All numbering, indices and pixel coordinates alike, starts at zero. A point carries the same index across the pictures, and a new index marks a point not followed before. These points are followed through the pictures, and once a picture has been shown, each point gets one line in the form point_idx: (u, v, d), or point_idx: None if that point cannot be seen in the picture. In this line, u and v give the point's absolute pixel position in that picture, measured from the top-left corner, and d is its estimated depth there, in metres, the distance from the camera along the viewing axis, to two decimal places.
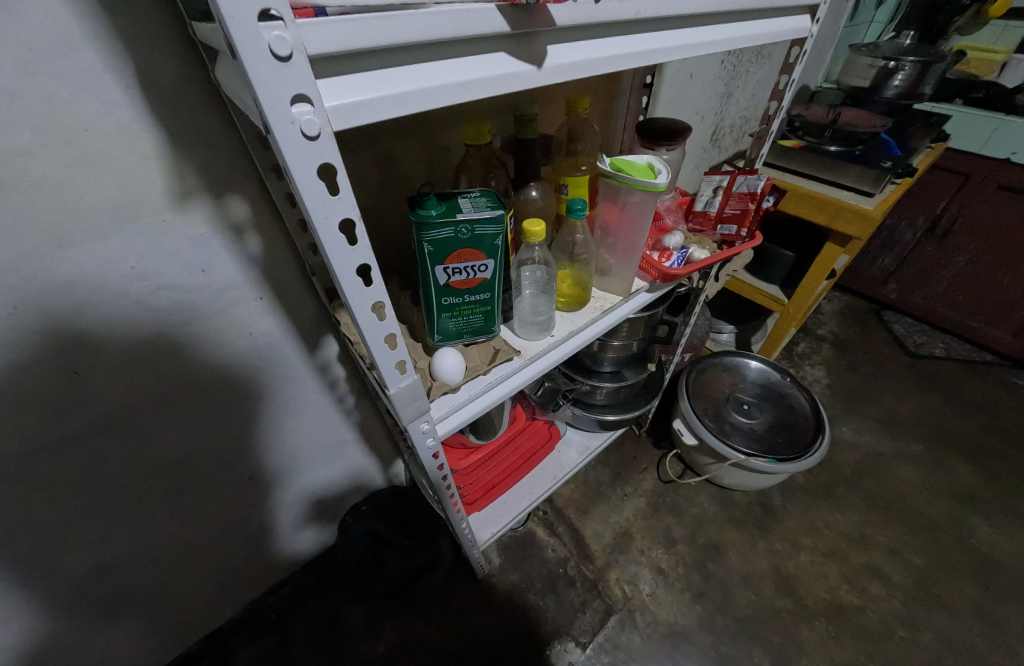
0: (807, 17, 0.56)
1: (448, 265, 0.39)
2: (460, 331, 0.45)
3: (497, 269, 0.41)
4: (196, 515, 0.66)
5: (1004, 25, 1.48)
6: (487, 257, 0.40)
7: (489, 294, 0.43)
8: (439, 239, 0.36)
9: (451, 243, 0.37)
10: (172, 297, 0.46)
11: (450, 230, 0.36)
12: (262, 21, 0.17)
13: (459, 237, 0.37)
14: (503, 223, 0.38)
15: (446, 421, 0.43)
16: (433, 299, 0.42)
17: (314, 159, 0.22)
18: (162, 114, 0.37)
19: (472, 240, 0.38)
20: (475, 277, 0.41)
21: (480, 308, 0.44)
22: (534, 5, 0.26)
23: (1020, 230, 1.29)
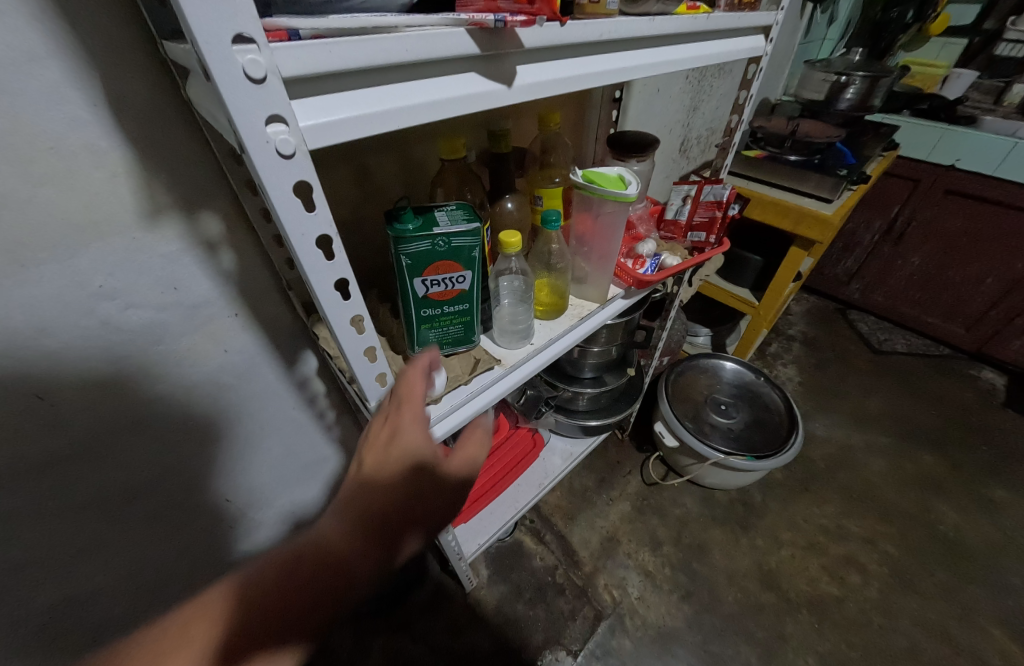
0: (762, 36, 0.60)
1: (426, 277, 0.39)
2: (440, 342, 0.46)
3: (475, 280, 0.42)
4: (169, 542, 0.63)
5: (942, 43, 1.61)
6: (465, 269, 0.40)
7: (468, 304, 0.44)
8: (417, 252, 0.37)
9: (429, 256, 0.38)
10: (142, 316, 0.45)
11: (427, 243, 0.37)
12: (236, 45, 0.18)
13: (437, 249, 0.38)
14: (479, 235, 0.39)
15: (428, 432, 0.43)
16: (411, 312, 0.42)
17: (289, 176, 0.22)
18: (133, 131, 0.37)
19: (451, 253, 0.39)
20: (454, 289, 0.42)
21: (460, 320, 0.45)
22: (502, 28, 0.27)
23: (968, 231, 1.38)
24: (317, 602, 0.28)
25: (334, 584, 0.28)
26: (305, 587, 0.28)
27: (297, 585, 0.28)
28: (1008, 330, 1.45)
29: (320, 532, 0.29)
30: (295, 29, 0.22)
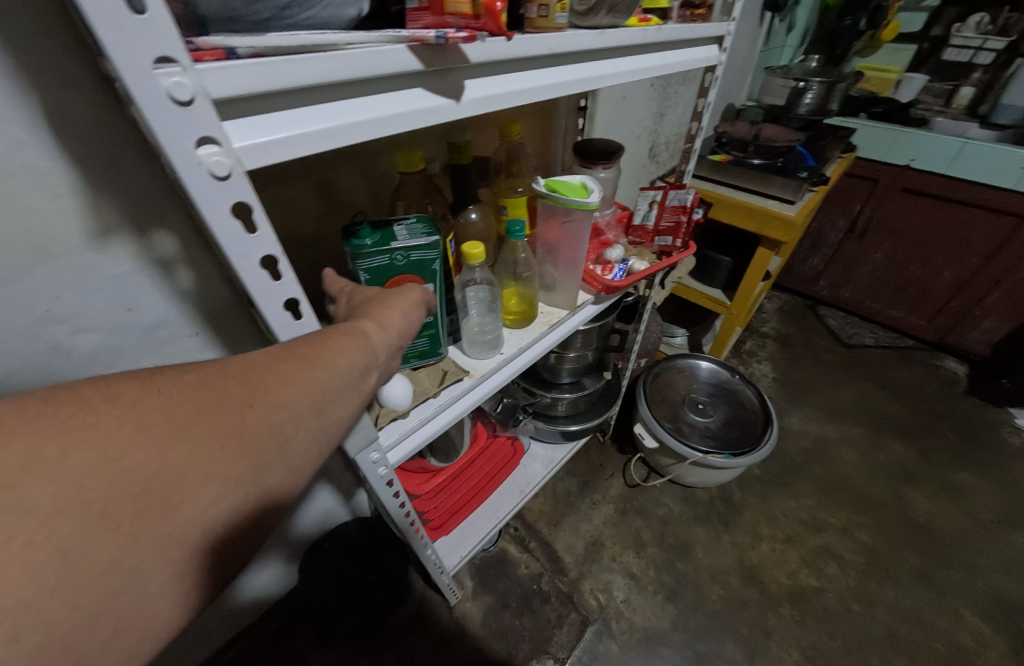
0: (716, 46, 0.62)
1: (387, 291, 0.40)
2: (406, 355, 0.46)
3: (437, 293, 0.42)
4: None
5: (895, 49, 1.68)
6: (426, 282, 0.40)
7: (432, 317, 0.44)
8: (375, 266, 0.37)
9: (388, 270, 0.38)
10: (94, 339, 0.43)
11: (385, 258, 0.37)
12: (158, 67, 0.17)
13: (396, 263, 0.38)
14: (438, 248, 0.39)
15: (397, 449, 0.43)
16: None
17: (226, 197, 0.22)
18: (76, 150, 0.35)
19: (411, 267, 0.39)
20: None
21: (425, 333, 0.45)
22: (446, 45, 0.27)
23: (925, 227, 1.45)
24: (360, 374, 0.30)
25: (371, 363, 0.31)
26: (352, 355, 0.29)
27: (345, 353, 0.29)
28: (966, 321, 1.52)
29: (322, 358, 0.28)
30: (232, 48, 0.21)
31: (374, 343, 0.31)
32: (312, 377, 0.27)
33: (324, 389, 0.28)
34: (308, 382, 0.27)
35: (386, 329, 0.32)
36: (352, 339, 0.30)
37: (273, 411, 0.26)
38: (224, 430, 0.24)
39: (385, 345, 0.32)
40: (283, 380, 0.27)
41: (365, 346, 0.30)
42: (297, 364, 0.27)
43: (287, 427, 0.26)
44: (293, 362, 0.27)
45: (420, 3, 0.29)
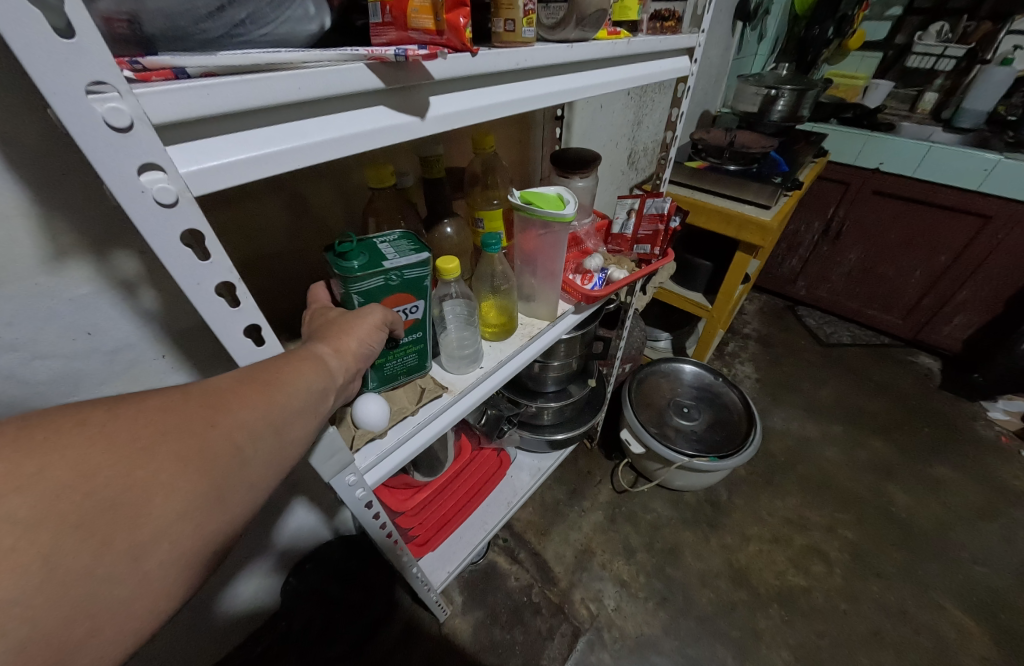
0: (686, 58, 0.63)
1: None
2: (396, 373, 0.45)
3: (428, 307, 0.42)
4: None
5: (861, 57, 1.75)
6: (418, 298, 0.40)
7: (423, 332, 0.44)
8: (370, 288, 0.36)
9: (381, 291, 0.37)
10: (52, 365, 0.41)
11: (380, 279, 0.36)
12: (91, 92, 0.16)
13: (391, 283, 0.37)
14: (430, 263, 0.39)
15: (374, 470, 0.42)
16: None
17: (174, 225, 0.21)
18: (27, 171, 0.34)
19: (405, 286, 0.38)
20: (408, 320, 0.41)
21: (416, 348, 0.45)
22: (406, 63, 0.27)
23: (895, 228, 1.50)
24: (324, 394, 0.29)
25: (332, 386, 0.30)
26: (316, 377, 0.29)
27: (311, 373, 0.29)
28: (937, 318, 1.57)
29: (286, 379, 0.27)
30: (181, 67, 0.20)
31: (333, 367, 0.31)
32: (278, 394, 0.26)
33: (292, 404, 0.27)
34: (277, 400, 0.26)
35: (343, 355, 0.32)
36: (313, 361, 0.30)
37: (247, 425, 0.24)
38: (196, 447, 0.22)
39: (344, 367, 0.32)
40: (253, 397, 0.25)
41: (326, 367, 0.30)
42: (264, 378, 0.27)
43: (260, 442, 0.25)
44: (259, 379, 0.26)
45: (384, 18, 0.28)
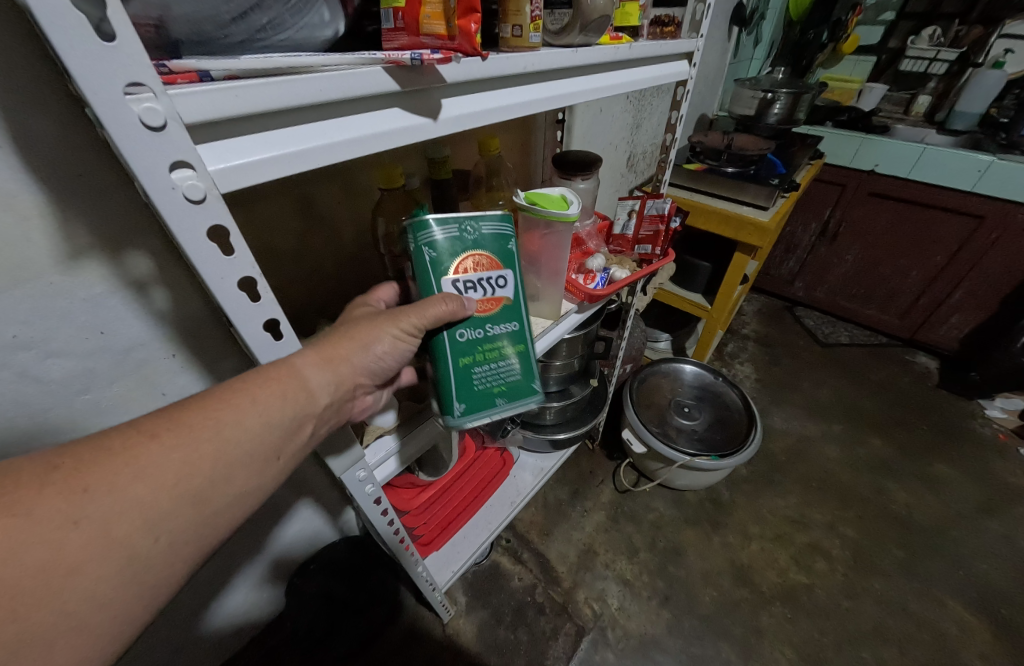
0: (685, 62, 0.65)
1: (457, 274, 0.38)
2: (491, 389, 0.39)
3: (514, 283, 0.41)
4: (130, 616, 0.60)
5: (855, 61, 1.77)
6: (502, 267, 0.40)
7: (511, 329, 0.41)
8: (443, 235, 0.37)
9: (458, 244, 0.38)
10: (66, 364, 0.41)
11: (454, 229, 0.38)
12: (129, 93, 0.17)
13: (465, 237, 0.38)
14: (501, 222, 0.40)
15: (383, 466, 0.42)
16: (446, 337, 0.38)
17: (201, 221, 0.22)
18: (45, 172, 0.35)
19: (483, 241, 0.39)
20: (495, 298, 0.40)
21: (509, 360, 0.41)
22: (422, 66, 0.28)
23: (891, 229, 1.51)
24: (297, 420, 0.29)
25: (309, 411, 0.30)
26: (293, 401, 0.29)
27: (286, 396, 0.29)
28: (934, 317, 1.58)
29: (250, 415, 0.28)
30: (207, 70, 0.21)
31: (316, 387, 0.30)
32: (248, 421, 0.28)
33: (263, 430, 0.28)
34: (247, 426, 0.28)
35: (332, 370, 0.31)
36: (293, 379, 0.29)
37: (214, 453, 0.26)
38: (170, 471, 0.25)
39: (328, 385, 0.31)
40: (225, 422, 0.27)
41: (306, 386, 0.29)
42: (240, 400, 0.28)
43: (224, 469, 0.27)
44: (236, 399, 0.28)
45: (395, 24, 0.29)
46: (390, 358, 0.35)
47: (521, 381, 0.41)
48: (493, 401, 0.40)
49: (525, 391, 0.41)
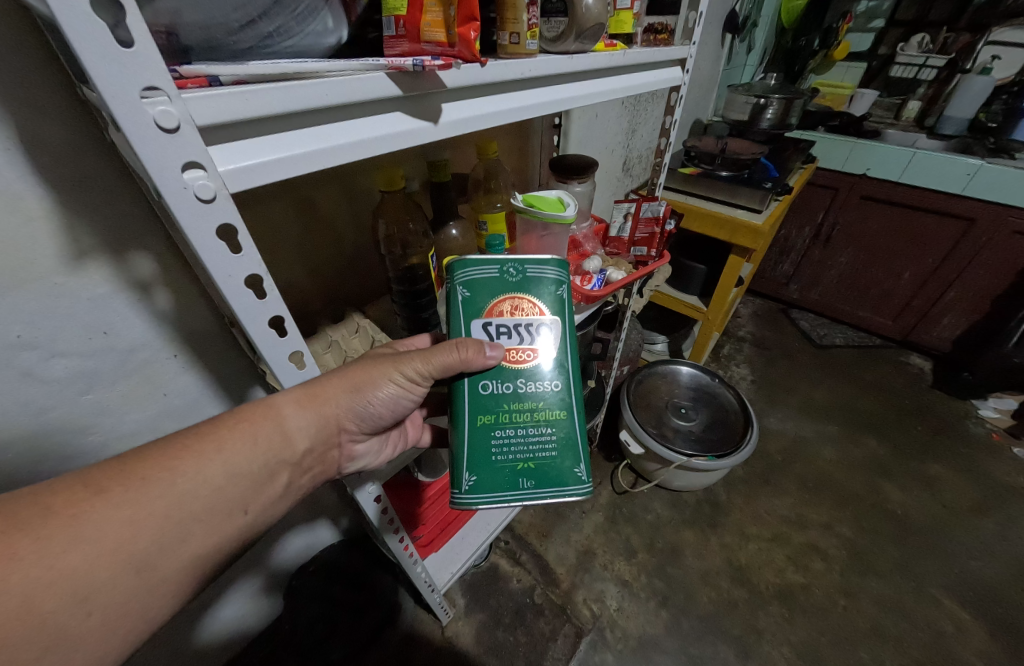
0: (678, 68, 0.67)
1: (491, 314, 0.38)
2: (515, 461, 0.37)
3: (555, 332, 0.39)
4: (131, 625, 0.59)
5: (846, 67, 1.80)
6: (540, 313, 0.39)
7: (546, 394, 0.38)
8: (483, 277, 0.38)
9: (496, 286, 0.39)
10: (69, 364, 0.42)
11: (496, 270, 0.38)
12: (145, 97, 0.19)
13: (506, 279, 0.39)
14: (550, 269, 0.39)
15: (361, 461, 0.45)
16: (467, 387, 0.37)
17: (211, 220, 0.23)
18: (51, 174, 0.35)
19: (524, 285, 0.39)
20: (533, 346, 0.39)
21: (543, 434, 0.38)
22: (423, 72, 0.29)
23: (884, 232, 1.53)
24: (261, 469, 0.33)
25: (275, 457, 0.34)
26: (253, 452, 0.33)
27: (249, 443, 0.33)
28: (927, 318, 1.60)
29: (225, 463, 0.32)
30: (216, 76, 0.22)
31: (292, 426, 0.34)
32: (209, 470, 0.31)
33: (222, 481, 0.31)
34: (209, 476, 0.31)
35: (308, 412, 0.35)
36: (271, 418, 0.34)
37: (174, 501, 0.29)
38: (126, 517, 0.28)
39: (300, 427, 0.35)
40: (187, 472, 0.30)
41: (281, 426, 0.34)
42: (204, 450, 0.31)
43: (183, 517, 0.30)
44: (199, 448, 0.31)
45: (397, 31, 0.31)
46: (377, 401, 0.39)
47: (553, 463, 0.37)
48: (514, 480, 0.37)
49: (558, 477, 0.37)
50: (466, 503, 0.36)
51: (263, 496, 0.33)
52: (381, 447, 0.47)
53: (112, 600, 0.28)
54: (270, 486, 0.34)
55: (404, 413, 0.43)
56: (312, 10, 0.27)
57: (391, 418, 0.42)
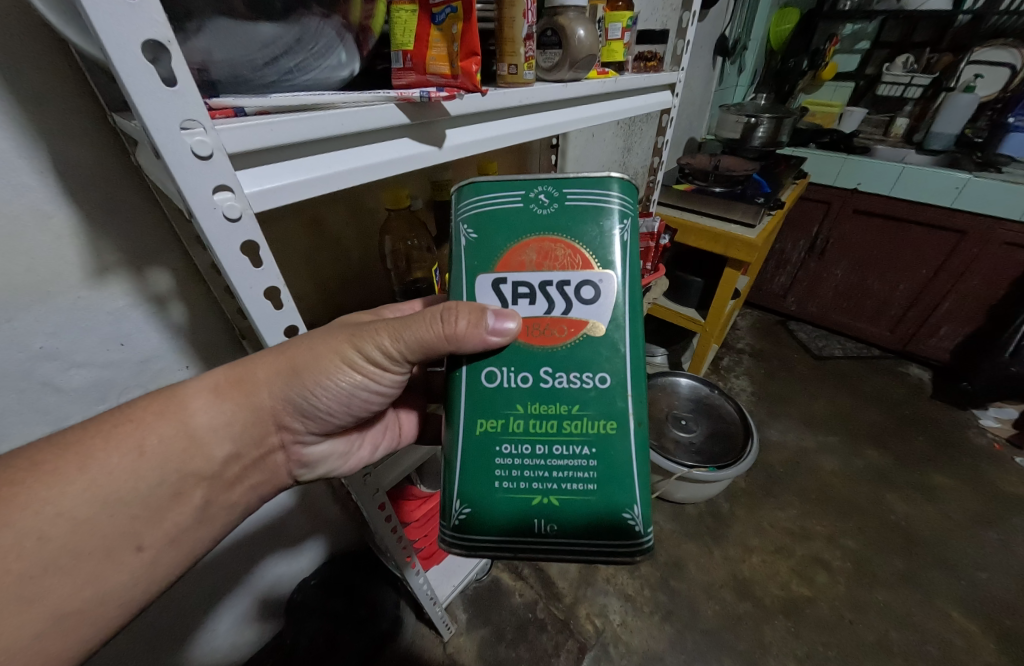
0: (668, 92, 0.71)
1: (511, 246, 0.36)
2: (530, 486, 0.37)
3: (595, 270, 0.36)
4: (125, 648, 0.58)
5: (835, 86, 1.85)
6: (575, 246, 0.36)
7: (572, 406, 0.36)
8: (505, 206, 0.36)
9: (525, 220, 0.36)
10: (87, 374, 0.43)
11: (518, 198, 0.37)
12: (183, 129, 0.22)
13: (535, 208, 0.36)
14: (595, 190, 0.36)
15: (310, 470, 0.46)
16: (463, 377, 0.37)
17: (237, 236, 0.26)
18: (81, 195, 0.38)
19: (560, 219, 0.36)
20: (563, 287, 0.36)
21: (563, 454, 0.36)
22: (428, 102, 0.32)
23: (877, 244, 1.56)
24: (155, 486, 0.33)
25: (182, 470, 0.34)
26: (135, 467, 0.33)
27: (133, 456, 0.33)
28: (924, 328, 1.61)
29: (106, 486, 0.32)
30: (241, 107, 0.25)
31: (197, 422, 0.35)
32: (73, 497, 0.31)
33: (97, 506, 0.31)
34: (72, 502, 0.31)
35: (222, 404, 0.36)
36: (177, 410, 0.35)
37: (25, 534, 0.29)
38: None
39: (210, 426, 0.35)
40: (43, 500, 0.30)
41: (185, 424, 0.34)
42: (59, 473, 0.31)
43: (60, 546, 0.30)
44: (53, 470, 0.31)
45: (405, 64, 0.35)
46: (322, 396, 0.38)
47: (570, 490, 0.36)
48: (520, 505, 0.37)
49: (573, 507, 0.36)
50: (457, 531, 0.38)
51: (163, 525, 0.34)
52: (347, 459, 0.49)
53: (77, 595, 0.31)
54: (180, 505, 0.35)
55: (357, 409, 0.42)
56: (328, 47, 0.30)
57: (336, 408, 0.40)
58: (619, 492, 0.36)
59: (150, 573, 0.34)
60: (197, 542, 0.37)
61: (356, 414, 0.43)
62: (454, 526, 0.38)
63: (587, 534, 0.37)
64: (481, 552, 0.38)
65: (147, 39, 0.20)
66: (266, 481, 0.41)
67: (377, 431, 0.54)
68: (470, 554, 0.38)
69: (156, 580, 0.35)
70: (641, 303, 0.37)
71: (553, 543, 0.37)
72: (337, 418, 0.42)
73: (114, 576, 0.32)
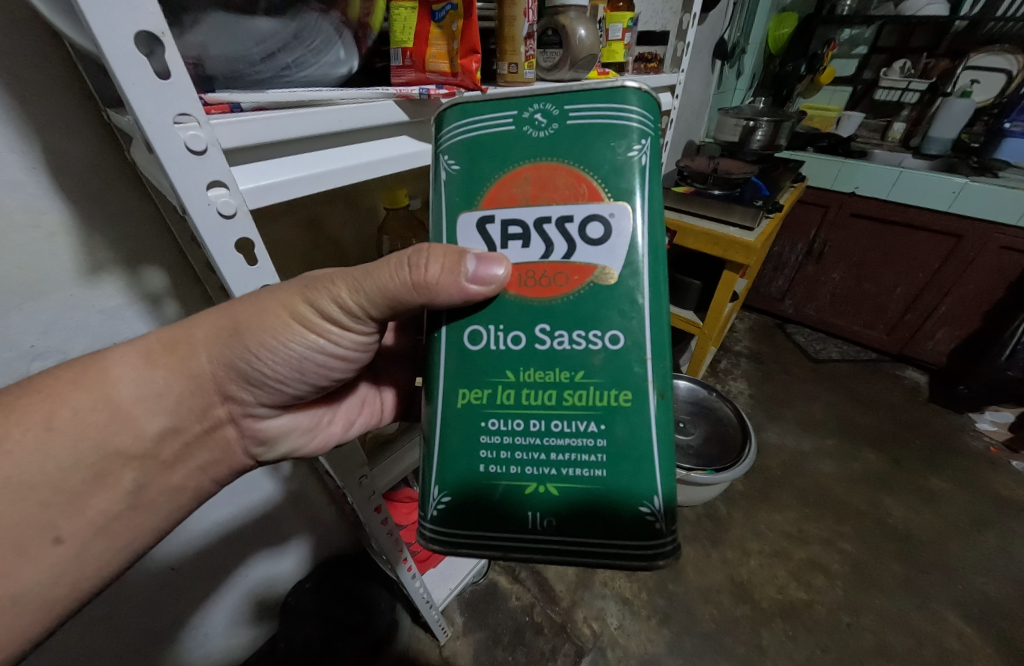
0: (667, 94, 0.71)
1: (503, 174, 0.34)
2: (527, 462, 0.36)
3: (600, 199, 0.33)
4: (107, 650, 0.57)
5: (831, 91, 1.87)
6: (580, 174, 0.33)
7: (573, 375, 0.35)
8: (496, 130, 0.33)
9: (517, 143, 0.33)
10: None
11: (511, 121, 0.33)
12: (177, 123, 0.21)
13: (533, 133, 0.33)
14: (604, 107, 0.33)
15: (272, 447, 0.46)
16: (443, 337, 0.37)
17: (229, 232, 0.26)
18: (72, 192, 0.37)
19: (560, 139, 0.33)
20: (564, 224, 0.34)
21: (562, 430, 0.35)
22: (427, 100, 0.35)
23: (874, 247, 1.57)
24: (72, 468, 0.33)
25: (106, 450, 0.34)
26: (43, 444, 0.32)
27: (41, 431, 0.32)
28: (921, 332, 1.62)
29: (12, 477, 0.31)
30: (237, 103, 0.25)
31: (121, 388, 0.34)
32: None
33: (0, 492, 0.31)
34: None
35: (153, 371, 0.35)
36: (102, 379, 0.34)
37: None
38: None
39: (137, 397, 0.34)
40: None
41: (108, 393, 0.34)
42: None
43: None
44: None
45: (404, 61, 0.36)
46: (271, 358, 0.37)
47: (568, 473, 0.36)
48: (507, 491, 0.36)
49: (577, 491, 0.36)
50: (437, 524, 0.38)
51: (86, 512, 0.34)
52: (313, 436, 0.49)
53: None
54: (104, 490, 0.34)
55: (309, 375, 0.41)
56: (326, 43, 0.30)
57: (284, 373, 0.39)
58: (633, 471, 0.35)
59: (73, 565, 0.34)
60: (129, 532, 0.36)
61: (311, 382, 0.42)
62: (434, 518, 0.38)
63: (587, 524, 0.36)
64: (475, 540, 0.37)
65: (142, 30, 0.19)
66: (218, 460, 0.41)
67: (353, 408, 0.54)
68: (449, 548, 0.38)
69: (85, 571, 0.35)
70: (660, 246, 0.34)
71: (556, 529, 0.36)
72: (290, 386, 0.41)
73: (34, 567, 0.32)
